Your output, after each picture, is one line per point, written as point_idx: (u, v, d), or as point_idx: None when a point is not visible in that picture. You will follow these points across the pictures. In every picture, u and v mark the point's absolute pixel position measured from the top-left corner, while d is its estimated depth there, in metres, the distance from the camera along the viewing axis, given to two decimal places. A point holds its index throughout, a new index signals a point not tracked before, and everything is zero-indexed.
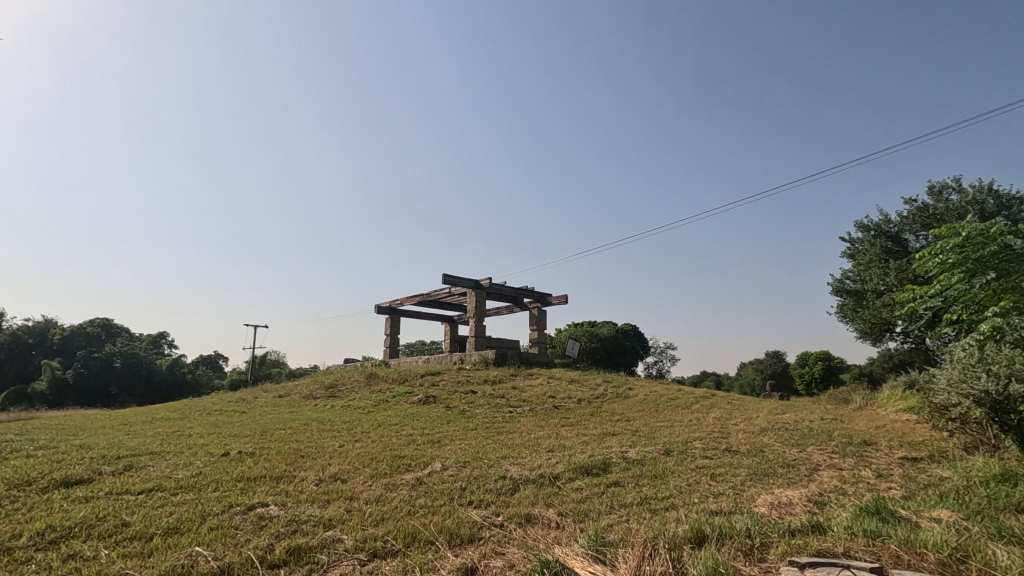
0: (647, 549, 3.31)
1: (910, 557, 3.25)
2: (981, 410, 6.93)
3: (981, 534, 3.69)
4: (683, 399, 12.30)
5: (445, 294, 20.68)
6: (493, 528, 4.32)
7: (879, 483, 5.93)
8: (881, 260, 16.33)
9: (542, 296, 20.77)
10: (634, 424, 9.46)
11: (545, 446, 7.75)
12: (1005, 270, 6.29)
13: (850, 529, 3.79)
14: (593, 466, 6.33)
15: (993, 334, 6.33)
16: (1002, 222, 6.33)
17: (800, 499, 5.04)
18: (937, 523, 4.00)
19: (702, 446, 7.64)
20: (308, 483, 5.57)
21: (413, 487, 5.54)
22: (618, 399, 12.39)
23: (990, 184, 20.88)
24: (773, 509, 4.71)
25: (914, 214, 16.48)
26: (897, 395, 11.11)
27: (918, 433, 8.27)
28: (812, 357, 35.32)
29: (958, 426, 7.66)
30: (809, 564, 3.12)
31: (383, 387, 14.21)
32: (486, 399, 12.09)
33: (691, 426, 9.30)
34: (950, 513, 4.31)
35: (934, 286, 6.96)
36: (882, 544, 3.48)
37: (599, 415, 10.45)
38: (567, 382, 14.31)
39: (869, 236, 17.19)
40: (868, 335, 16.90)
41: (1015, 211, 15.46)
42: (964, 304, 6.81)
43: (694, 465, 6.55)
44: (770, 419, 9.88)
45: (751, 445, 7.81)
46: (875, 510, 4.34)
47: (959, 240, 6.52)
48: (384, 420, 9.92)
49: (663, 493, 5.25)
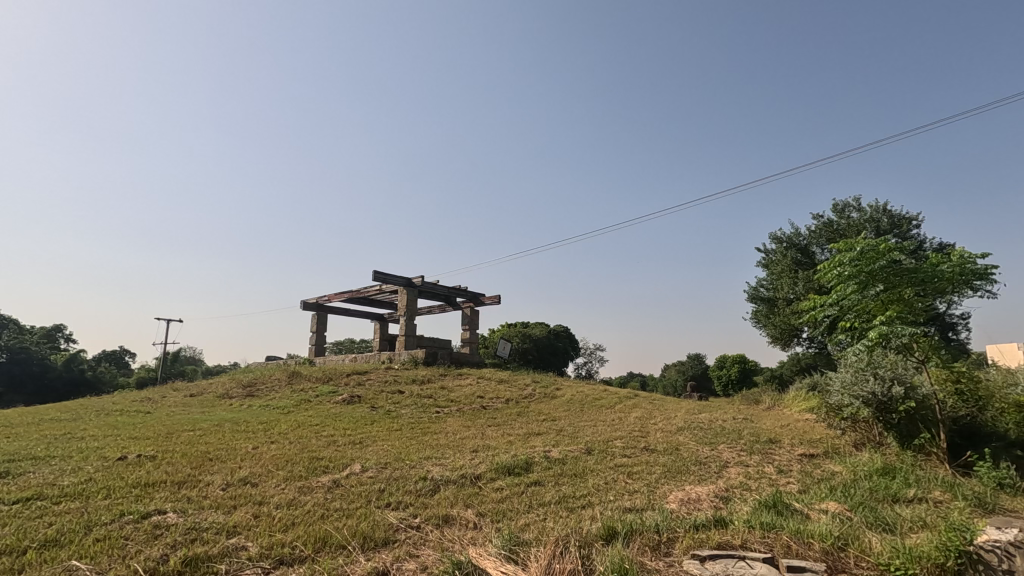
0: (558, 548, 3.36)
1: (798, 547, 3.50)
2: (868, 410, 7.63)
3: (862, 523, 4.04)
4: (607, 399, 12.67)
5: (376, 292, 20.19)
6: (408, 530, 4.24)
7: (780, 478, 6.37)
8: (791, 270, 17.53)
9: (475, 296, 20.76)
10: (559, 424, 9.63)
11: (469, 446, 7.74)
12: (892, 283, 6.93)
13: (748, 522, 4.03)
14: (515, 466, 6.37)
15: (880, 341, 6.97)
16: (890, 239, 6.93)
17: (708, 495, 5.32)
18: (824, 514, 4.34)
19: (622, 445, 7.90)
20: (214, 488, 5.25)
21: (328, 490, 5.34)
22: (545, 399, 12.58)
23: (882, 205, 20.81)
24: (683, 505, 4.92)
25: (820, 229, 17.80)
26: (801, 395, 11.99)
27: (816, 431, 8.94)
28: (730, 360, 37.42)
29: (850, 425, 8.32)
30: (709, 556, 3.29)
31: (305, 385, 13.69)
32: (412, 398, 11.93)
33: (613, 425, 9.57)
34: (836, 505, 4.69)
35: (832, 296, 7.53)
36: (776, 536, 3.72)
37: (526, 415, 10.56)
38: (497, 382, 14.34)
39: (781, 247, 18.40)
40: (778, 340, 18.11)
41: (905, 230, 17.07)
42: (857, 313, 7.43)
43: (613, 463, 6.75)
44: (687, 419, 10.33)
45: (667, 443, 8.16)
46: (772, 503, 4.64)
47: (854, 254, 7.06)
48: (305, 421, 9.55)
49: (581, 492, 5.36)
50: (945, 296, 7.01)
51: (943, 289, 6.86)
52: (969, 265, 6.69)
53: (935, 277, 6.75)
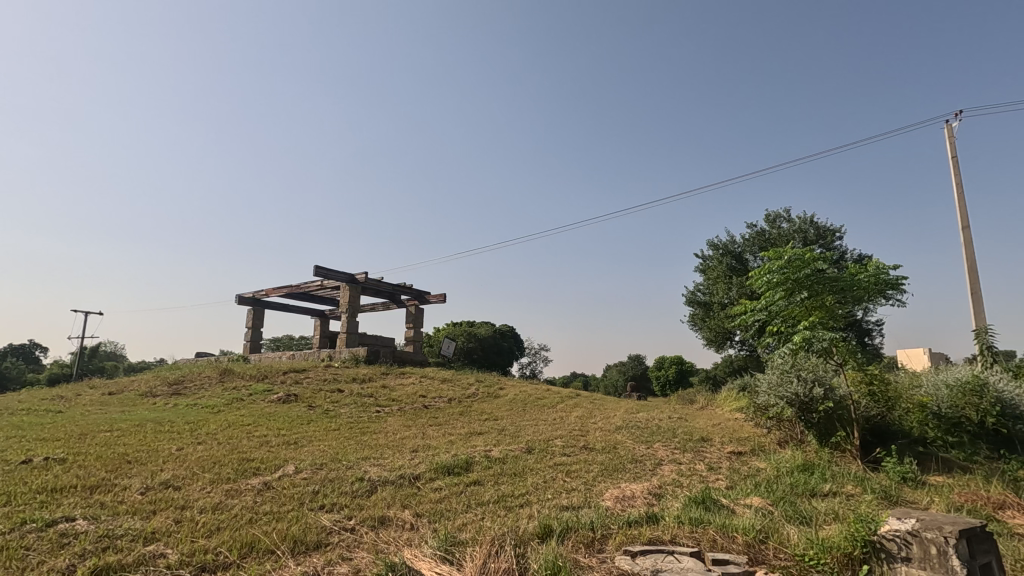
0: (493, 547, 3.38)
1: (723, 541, 3.67)
2: (792, 410, 8.09)
3: (782, 517, 4.28)
4: (549, 399, 12.80)
5: (317, 287, 19.57)
6: (342, 533, 4.13)
7: (709, 475, 6.65)
8: (726, 276, 18.35)
9: (420, 294, 20.51)
10: (501, 424, 9.65)
11: (409, 446, 7.63)
12: (816, 290, 7.38)
13: (678, 518, 4.18)
14: (455, 465, 6.34)
15: (804, 344, 7.41)
16: (815, 249, 7.38)
17: (642, 492, 5.48)
18: (748, 509, 4.58)
19: (562, 444, 8.01)
20: (131, 492, 4.92)
21: (258, 493, 5.12)
22: (488, 399, 12.58)
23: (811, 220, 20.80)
24: (618, 502, 5.05)
25: (753, 237, 18.71)
26: (732, 396, 12.56)
27: (744, 430, 9.39)
28: (668, 361, 38.77)
29: (775, 424, 8.80)
30: (639, 551, 3.40)
31: (238, 383, 13.07)
32: (352, 397, 11.63)
33: (554, 425, 9.69)
34: (759, 500, 4.95)
35: (761, 302, 7.93)
36: (703, 530, 3.88)
37: (468, 414, 10.51)
38: (440, 381, 14.21)
39: (718, 254, 19.22)
40: (712, 342, 18.91)
41: (829, 241, 18.22)
42: (783, 318, 7.86)
43: (552, 462, 6.84)
44: (625, 418, 10.59)
45: (605, 442, 8.35)
46: (701, 499, 4.84)
47: (783, 262, 7.47)
48: (235, 421, 9.11)
49: (520, 491, 5.41)
50: (861, 303, 7.55)
51: (860, 297, 7.37)
52: (882, 275, 7.22)
53: (853, 285, 7.25)
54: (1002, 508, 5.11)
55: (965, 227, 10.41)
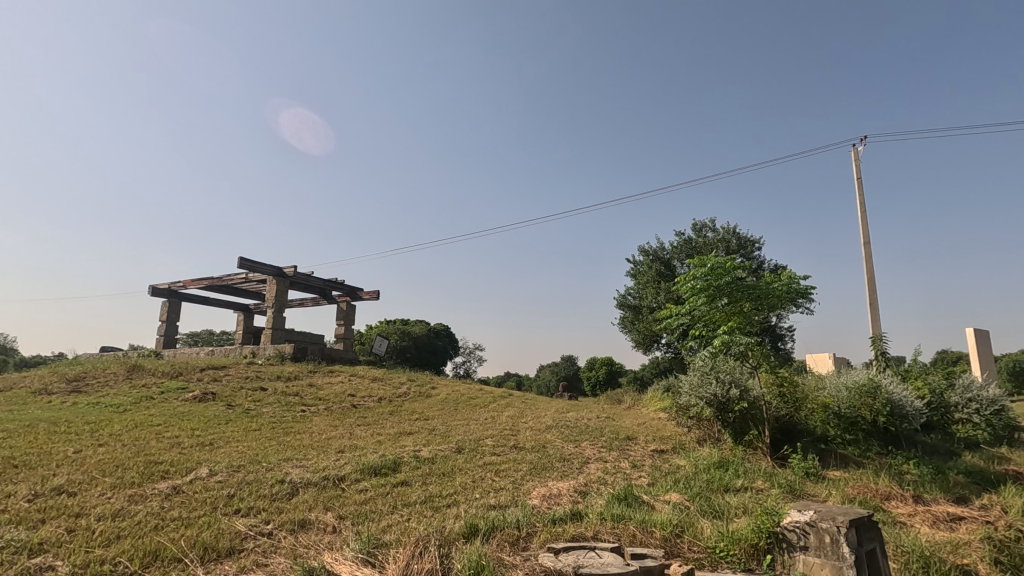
0: (417, 548, 3.34)
1: (642, 535, 3.82)
2: (710, 410, 8.54)
3: (698, 512, 4.50)
4: (482, 398, 12.81)
5: (241, 280, 18.57)
6: (258, 538, 3.94)
7: (633, 472, 6.90)
8: (655, 281, 19.08)
9: (353, 291, 19.95)
10: (432, 423, 9.54)
11: (335, 446, 7.39)
12: (735, 297, 7.83)
13: (602, 514, 4.31)
14: (382, 466, 6.21)
15: (723, 348, 7.84)
16: (736, 258, 7.82)
17: (568, 490, 5.59)
18: (667, 505, 4.79)
19: (492, 444, 8.03)
20: (17, 500, 4.47)
21: (166, 498, 4.79)
22: (420, 398, 12.41)
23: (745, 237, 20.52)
24: (544, 501, 5.13)
25: (681, 245, 19.55)
26: (658, 396, 13.08)
27: (667, 429, 9.82)
28: (599, 362, 39.81)
29: (695, 422, 9.26)
30: (563, 548, 3.47)
31: (147, 381, 12.17)
32: (275, 396, 11.12)
33: (485, 424, 9.70)
34: (677, 496, 5.19)
35: (686, 307, 8.30)
36: (624, 526, 4.01)
37: (398, 414, 10.33)
38: (371, 380, 13.87)
39: (648, 259, 19.95)
40: (641, 344, 19.61)
41: (749, 251, 19.34)
42: (705, 323, 8.27)
43: (481, 462, 6.84)
44: (555, 418, 10.77)
45: (535, 441, 8.46)
46: (624, 496, 5.01)
47: (706, 270, 7.86)
48: (143, 421, 8.47)
49: (448, 491, 5.37)
50: (775, 310, 8.08)
51: (774, 304, 7.88)
52: (793, 285, 7.77)
53: (768, 293, 7.75)
54: (888, 499, 5.65)
55: (867, 244, 11.39)
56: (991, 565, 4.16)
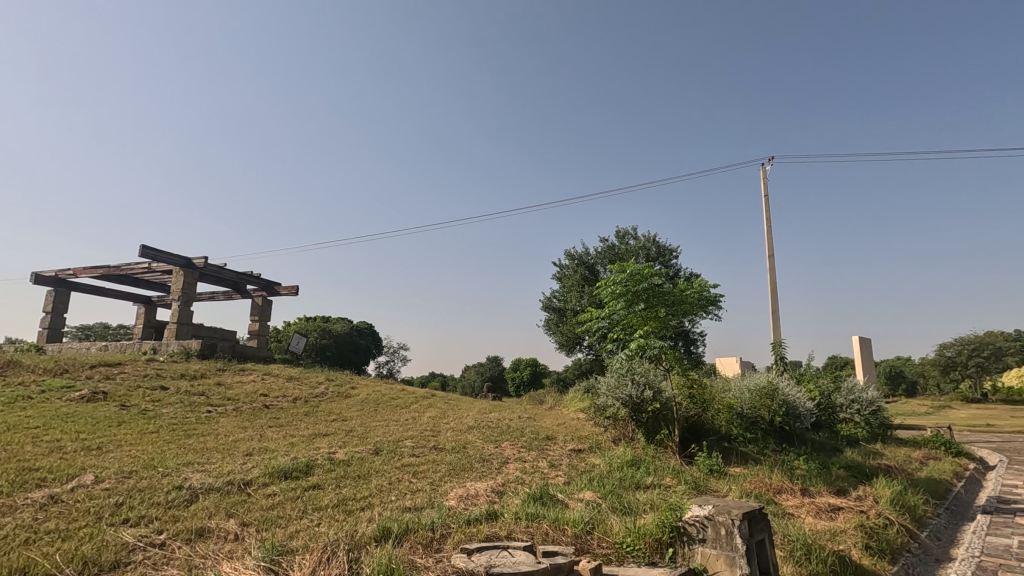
0: (325, 553, 3.24)
1: (554, 533, 3.91)
2: (626, 410, 8.89)
3: (609, 509, 4.67)
4: (403, 399, 12.60)
5: (142, 270, 17.14)
6: (149, 549, 3.65)
7: (550, 472, 7.05)
8: (579, 285, 19.60)
9: (269, 285, 18.98)
10: (350, 425, 9.25)
11: (243, 449, 7.00)
12: (651, 303, 8.20)
13: (517, 514, 4.36)
14: (294, 469, 5.95)
15: (638, 351, 8.19)
16: (653, 266, 8.20)
17: (485, 490, 5.62)
18: (581, 503, 4.93)
19: (411, 445, 7.93)
20: None
21: (41, 508, 4.33)
22: (338, 398, 12.01)
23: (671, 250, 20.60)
24: (461, 502, 5.12)
25: (605, 251, 20.21)
26: (578, 396, 13.45)
27: (585, 429, 10.11)
28: (524, 362, 40.31)
29: (611, 422, 9.60)
30: (475, 549, 3.48)
31: (25, 378, 10.92)
32: (177, 396, 10.35)
33: (405, 425, 9.54)
34: (591, 494, 5.36)
35: (605, 311, 8.59)
36: (537, 525, 4.09)
37: (314, 415, 9.94)
38: (286, 379, 13.25)
39: (573, 263, 20.44)
40: (564, 345, 20.09)
41: (667, 259, 20.30)
42: (623, 327, 8.60)
43: (399, 463, 6.72)
44: (477, 418, 10.78)
45: (456, 442, 8.43)
46: (539, 495, 5.10)
47: (625, 276, 8.18)
48: (18, 423, 7.60)
49: (362, 493, 5.24)
50: (687, 317, 8.55)
51: (686, 311, 8.33)
52: (704, 292, 8.25)
53: (681, 300, 8.19)
54: (780, 492, 6.13)
55: (771, 257, 12.30)
56: (862, 549, 4.63)
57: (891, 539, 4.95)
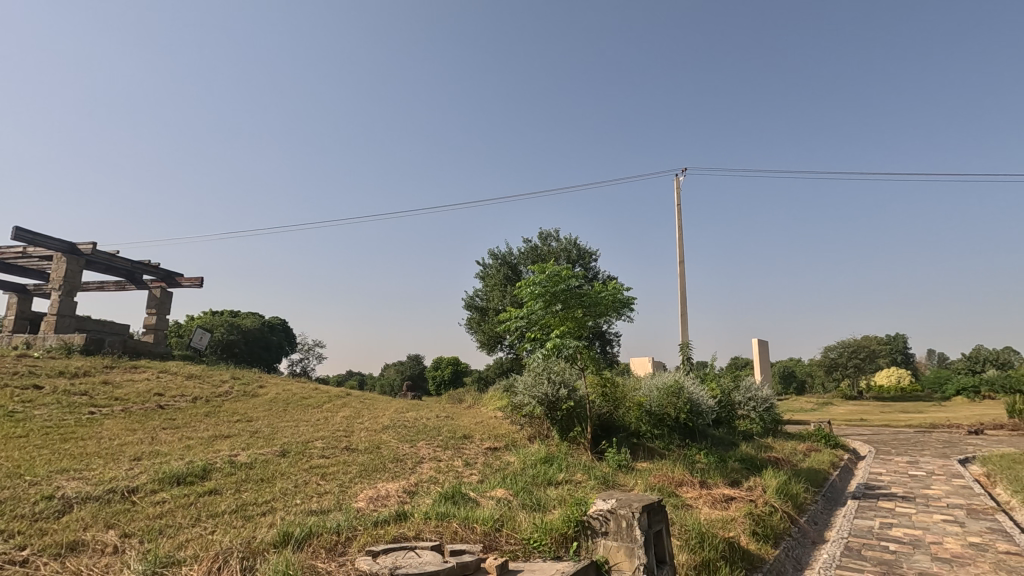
0: (217, 563, 3.05)
1: (463, 532, 3.91)
2: (542, 409, 9.08)
3: (520, 506, 4.74)
4: (315, 398, 12.10)
5: (15, 255, 15.29)
6: (6, 568, 3.26)
7: (464, 470, 7.04)
8: (501, 284, 19.73)
9: (169, 275, 17.59)
10: (255, 426, 8.74)
11: (131, 453, 6.43)
12: (568, 304, 8.43)
13: (427, 514, 4.32)
14: (188, 474, 5.54)
15: (555, 351, 8.39)
16: (570, 268, 8.43)
17: (396, 491, 5.52)
18: (492, 500, 4.97)
19: (322, 446, 7.63)
20: None
21: None
22: (244, 398, 11.33)
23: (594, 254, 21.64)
24: (370, 503, 4.99)
25: (528, 251, 20.48)
26: (497, 395, 13.55)
27: (502, 427, 10.20)
28: (445, 361, 40.00)
29: (527, 421, 9.75)
30: (381, 551, 3.40)
31: None
32: (54, 396, 9.33)
33: (316, 425, 9.17)
34: (503, 492, 5.42)
35: (524, 311, 8.71)
36: (446, 524, 4.07)
37: (215, 416, 9.31)
38: (185, 377, 12.30)
39: (496, 263, 20.49)
40: (485, 344, 20.17)
41: (587, 262, 20.95)
42: (541, 327, 8.76)
43: (307, 465, 6.45)
44: (393, 418, 10.58)
45: (369, 442, 8.21)
46: (451, 494, 5.09)
47: (544, 277, 8.35)
48: None
49: (264, 498, 4.97)
50: (602, 318, 8.85)
51: (602, 312, 8.62)
52: (618, 295, 8.59)
53: (597, 302, 8.48)
54: (681, 485, 6.51)
55: (681, 263, 13.02)
56: (750, 536, 5.01)
57: (775, 525, 5.41)
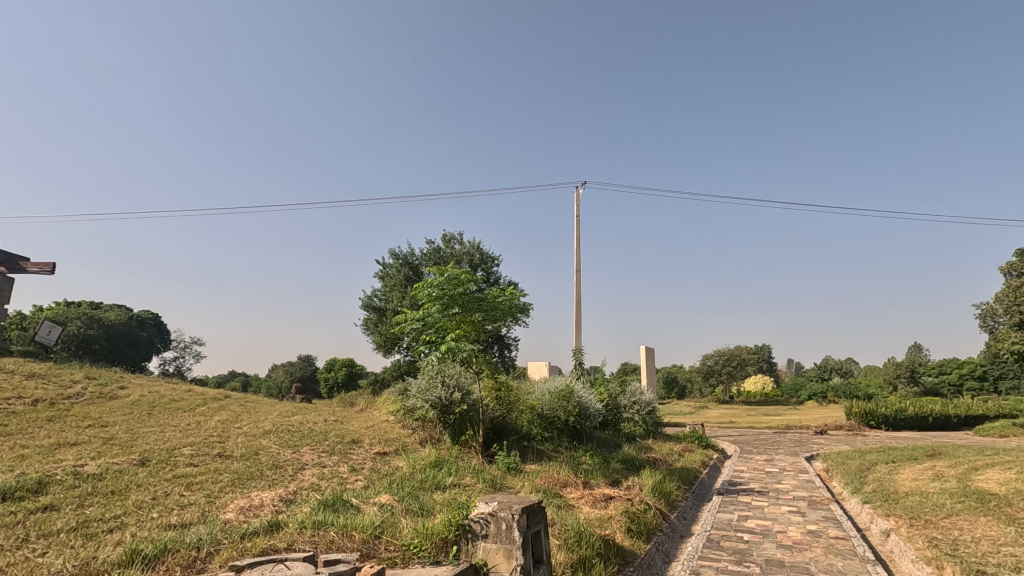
0: None
1: (340, 541, 3.77)
2: (434, 413, 8.98)
3: (404, 512, 4.64)
4: (187, 401, 11.05)
5: None
6: None
7: (349, 476, 6.79)
8: (401, 285, 19.33)
9: (11, 259, 15.31)
10: (111, 432, 7.80)
11: None
12: (465, 307, 8.42)
13: (302, 523, 4.11)
14: (17, 488, 4.81)
15: (449, 354, 8.36)
16: (469, 272, 8.44)
17: (271, 499, 5.19)
18: (375, 507, 4.82)
19: (190, 453, 6.99)
20: None
21: None
22: (98, 400, 10.07)
23: (496, 259, 21.88)
24: (239, 514, 4.64)
25: (430, 253, 20.25)
26: (390, 398, 13.21)
27: (393, 431, 9.96)
28: (338, 363, 38.41)
29: (419, 424, 9.61)
30: (247, 565, 3.17)
31: None
32: None
33: (185, 431, 8.38)
34: (387, 498, 5.28)
35: (420, 313, 8.57)
36: (323, 533, 3.90)
37: (60, 421, 8.18)
38: (24, 377, 10.69)
39: (397, 263, 19.99)
40: (381, 346, 19.65)
41: (488, 266, 21.13)
42: (436, 330, 8.67)
43: (170, 475, 5.87)
44: (276, 422, 9.95)
45: (246, 448, 7.65)
46: (331, 502, 4.87)
47: (443, 280, 8.26)
48: None
49: (113, 513, 4.44)
50: (499, 323, 8.96)
51: (498, 317, 8.73)
52: (514, 301, 8.77)
53: (494, 306, 8.57)
54: (566, 486, 6.74)
55: (577, 273, 13.52)
56: (624, 532, 5.30)
57: (647, 521, 5.77)
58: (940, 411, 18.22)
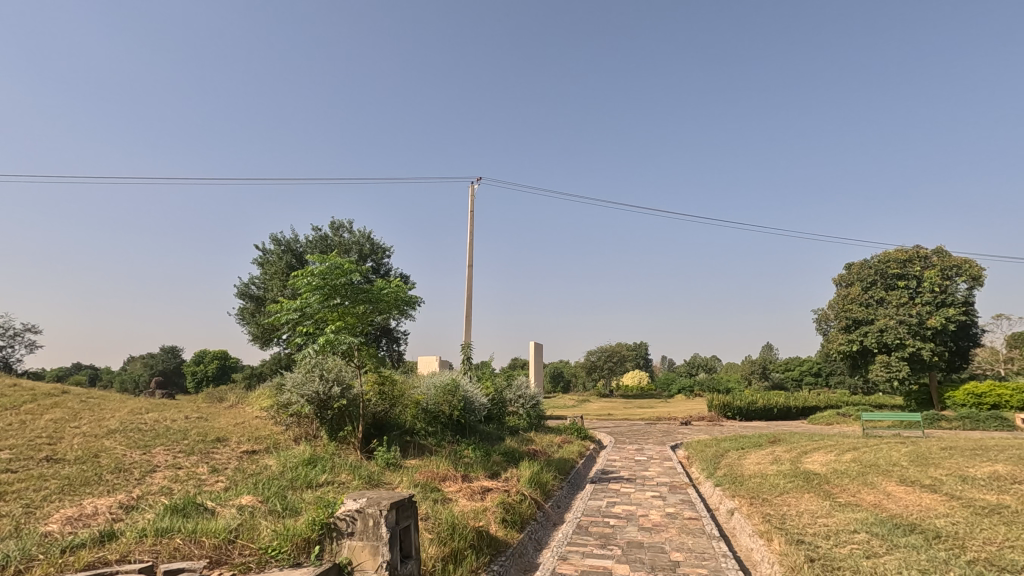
0: None
1: (186, 548, 3.43)
2: (310, 408, 8.50)
3: (265, 513, 4.34)
4: (10, 397, 9.48)
5: None
6: None
7: (208, 478, 6.22)
8: (283, 273, 18.15)
9: None
10: None
11: None
12: (348, 298, 8.08)
13: (142, 531, 3.69)
14: None
15: (328, 346, 7.96)
16: (353, 261, 8.08)
17: (108, 507, 4.60)
18: (232, 510, 4.45)
19: (8, 458, 6.00)
20: None
21: None
22: None
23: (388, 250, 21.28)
24: (65, 525, 4.07)
25: (316, 241, 19.20)
26: (264, 393, 12.32)
27: (264, 428, 9.31)
28: (209, 356, 35.22)
29: (293, 420, 9.05)
30: None
31: None
32: None
33: (4, 432, 7.18)
34: (249, 499, 4.90)
35: (297, 303, 8.05)
36: (166, 541, 3.53)
37: None
38: None
39: (278, 249, 18.69)
40: (257, 337, 18.31)
41: (379, 257, 20.52)
42: (315, 321, 8.20)
43: None
44: (124, 420, 8.84)
45: (83, 450, 6.73)
46: (181, 506, 4.42)
47: (325, 269, 7.82)
48: None
49: None
50: (383, 315, 8.69)
51: (383, 309, 8.47)
52: (401, 293, 8.56)
53: (379, 298, 8.31)
54: (444, 480, 6.72)
55: (469, 267, 13.56)
56: (499, 523, 5.40)
57: (522, 511, 5.92)
58: (783, 403, 20.73)
